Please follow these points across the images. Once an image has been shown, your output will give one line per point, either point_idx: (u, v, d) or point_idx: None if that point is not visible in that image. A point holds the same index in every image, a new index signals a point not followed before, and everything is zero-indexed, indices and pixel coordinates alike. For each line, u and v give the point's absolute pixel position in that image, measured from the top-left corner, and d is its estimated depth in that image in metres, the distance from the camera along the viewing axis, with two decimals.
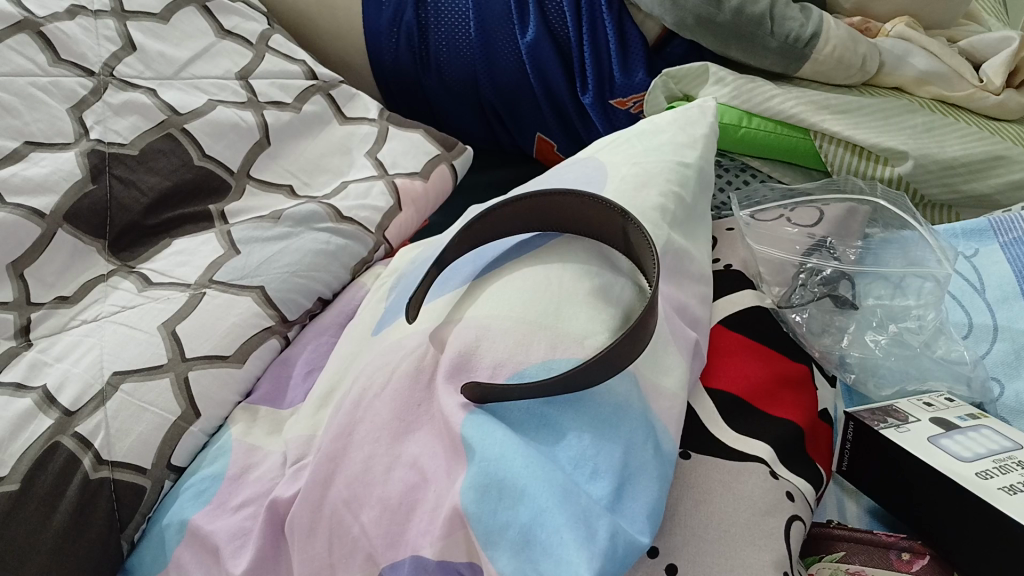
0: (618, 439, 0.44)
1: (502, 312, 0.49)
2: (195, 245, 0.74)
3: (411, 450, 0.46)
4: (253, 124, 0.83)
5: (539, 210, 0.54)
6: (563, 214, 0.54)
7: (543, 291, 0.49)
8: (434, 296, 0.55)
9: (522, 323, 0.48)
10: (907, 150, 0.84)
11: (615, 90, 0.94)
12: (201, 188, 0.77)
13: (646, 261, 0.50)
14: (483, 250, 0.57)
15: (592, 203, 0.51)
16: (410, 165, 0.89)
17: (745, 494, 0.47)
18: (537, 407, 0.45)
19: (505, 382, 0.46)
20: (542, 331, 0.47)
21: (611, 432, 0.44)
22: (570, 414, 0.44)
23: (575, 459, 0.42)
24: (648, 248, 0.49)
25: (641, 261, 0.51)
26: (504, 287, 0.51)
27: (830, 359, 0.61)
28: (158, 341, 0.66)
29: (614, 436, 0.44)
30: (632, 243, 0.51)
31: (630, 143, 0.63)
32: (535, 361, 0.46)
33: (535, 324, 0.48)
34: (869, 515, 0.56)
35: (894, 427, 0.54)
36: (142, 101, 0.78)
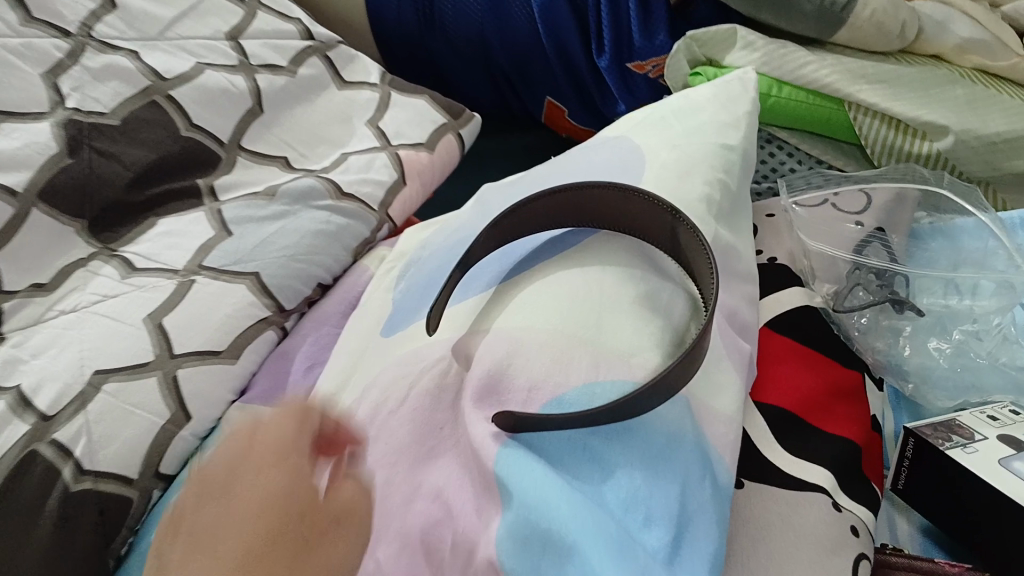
0: (674, 477, 0.39)
1: (537, 326, 0.43)
2: (183, 224, 0.67)
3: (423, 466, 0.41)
4: (245, 90, 0.76)
5: (579, 206, 0.49)
6: (606, 210, 0.48)
7: (583, 299, 0.44)
8: (458, 299, 0.49)
9: (561, 336, 0.42)
10: (949, 124, 0.79)
11: (633, 53, 0.88)
12: (190, 160, 0.71)
13: (700, 269, 0.45)
14: (508, 248, 0.51)
15: (641, 199, 0.47)
16: (415, 135, 0.82)
17: (806, 530, 0.42)
18: (579, 438, 0.40)
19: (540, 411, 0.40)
20: (586, 348, 0.42)
21: (666, 471, 0.39)
22: (618, 448, 0.40)
23: (627, 503, 0.38)
24: (703, 252, 0.45)
25: (695, 269, 0.46)
26: (538, 293, 0.45)
27: (883, 365, 0.57)
28: (144, 334, 0.59)
29: (669, 473, 0.39)
30: (684, 248, 0.46)
31: (665, 121, 0.58)
32: (576, 383, 0.41)
33: (574, 338, 0.42)
34: (922, 533, 0.53)
35: (960, 446, 0.49)
36: (124, 64, 0.71)
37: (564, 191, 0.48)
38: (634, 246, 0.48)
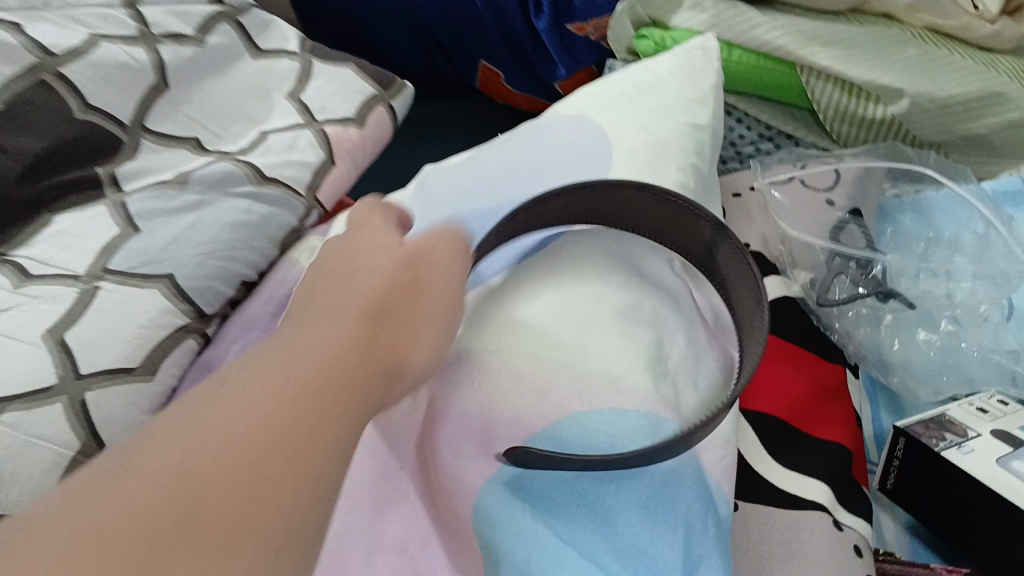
0: (675, 519, 0.36)
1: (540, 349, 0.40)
2: (83, 222, 0.59)
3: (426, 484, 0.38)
4: (147, 64, 0.67)
5: (596, 206, 0.46)
6: (624, 210, 0.46)
7: (569, 318, 0.41)
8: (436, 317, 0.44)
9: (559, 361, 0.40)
10: (904, 87, 0.76)
11: (573, 13, 0.82)
12: (87, 146, 0.62)
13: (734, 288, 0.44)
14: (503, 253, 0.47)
15: (677, 208, 0.44)
16: (342, 108, 0.75)
17: (810, 558, 0.39)
18: (576, 477, 0.37)
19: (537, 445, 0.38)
20: (576, 373, 0.39)
21: (666, 514, 0.36)
22: (616, 490, 0.37)
23: (629, 554, 0.35)
24: (744, 270, 0.43)
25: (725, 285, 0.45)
26: (534, 308, 0.42)
27: (865, 356, 0.58)
28: (44, 355, 0.52)
29: (670, 516, 0.36)
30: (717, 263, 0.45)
31: (627, 99, 0.53)
32: (566, 416, 0.38)
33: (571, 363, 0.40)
34: (909, 532, 0.50)
35: (955, 446, 0.46)
36: (4, 38, 0.61)
37: (587, 189, 0.45)
38: (626, 256, 0.45)
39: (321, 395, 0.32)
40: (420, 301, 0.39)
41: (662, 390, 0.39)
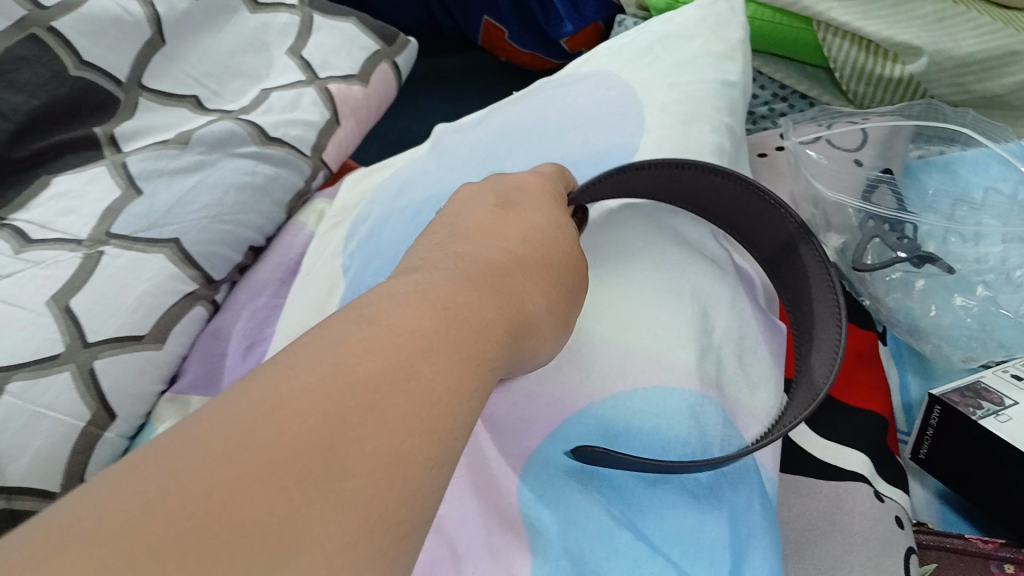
0: (719, 503, 0.36)
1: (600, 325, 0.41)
2: (81, 184, 0.57)
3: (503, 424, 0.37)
4: (141, 17, 0.64)
5: (677, 185, 0.45)
6: (705, 194, 0.45)
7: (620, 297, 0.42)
8: None
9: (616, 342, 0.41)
10: (922, 45, 0.73)
11: None
12: (81, 104, 0.59)
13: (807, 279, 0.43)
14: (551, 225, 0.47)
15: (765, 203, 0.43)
16: (345, 65, 0.73)
17: (854, 533, 0.39)
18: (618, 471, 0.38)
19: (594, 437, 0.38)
20: (633, 351, 0.40)
21: (712, 496, 0.36)
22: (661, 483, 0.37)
23: (674, 537, 0.35)
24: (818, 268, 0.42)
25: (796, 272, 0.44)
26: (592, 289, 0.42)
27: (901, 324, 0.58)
28: (49, 319, 0.50)
29: (713, 500, 0.36)
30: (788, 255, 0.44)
31: (654, 56, 0.52)
32: (612, 396, 0.39)
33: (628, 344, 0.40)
34: (941, 499, 0.50)
35: (992, 415, 0.45)
36: None
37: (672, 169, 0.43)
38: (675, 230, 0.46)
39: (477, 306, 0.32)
40: (560, 278, 0.38)
41: (707, 366, 0.40)
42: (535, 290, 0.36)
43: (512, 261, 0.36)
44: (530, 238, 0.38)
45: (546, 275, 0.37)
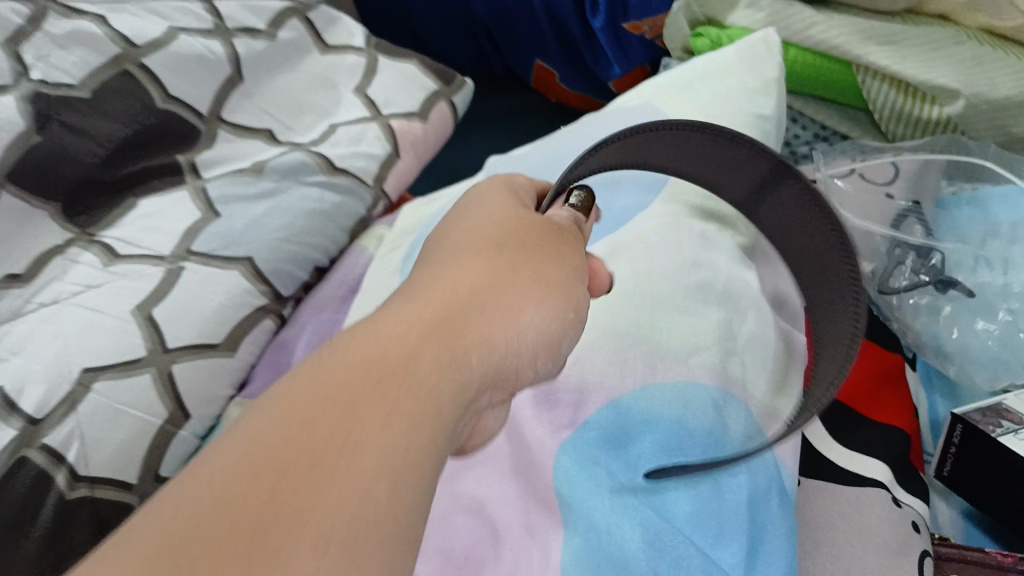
0: (739, 478, 0.37)
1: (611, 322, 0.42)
2: (165, 206, 0.63)
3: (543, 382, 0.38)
4: (223, 56, 0.70)
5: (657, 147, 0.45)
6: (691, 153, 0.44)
7: (642, 290, 0.42)
8: None
9: (628, 336, 0.41)
10: (959, 88, 0.76)
11: (628, 14, 0.83)
12: (167, 134, 0.65)
13: (809, 222, 0.43)
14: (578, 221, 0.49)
15: (735, 146, 0.42)
16: (406, 103, 0.78)
17: (871, 531, 0.41)
18: (648, 449, 0.38)
19: (629, 416, 0.39)
20: (646, 349, 0.40)
21: (727, 466, 0.37)
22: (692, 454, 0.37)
23: (695, 517, 0.36)
24: (814, 207, 0.42)
25: (790, 215, 0.44)
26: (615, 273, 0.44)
27: (927, 346, 0.60)
28: (133, 327, 0.55)
29: (733, 475, 0.37)
30: (776, 198, 0.44)
31: (691, 92, 0.56)
32: (649, 385, 0.39)
33: (639, 337, 0.41)
34: (965, 517, 0.51)
35: (1011, 433, 0.47)
36: (90, 29, 0.64)
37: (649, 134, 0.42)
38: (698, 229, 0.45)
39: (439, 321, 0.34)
40: (525, 236, 0.40)
41: (729, 365, 0.40)
42: (499, 256, 0.38)
43: (454, 254, 0.39)
44: (475, 229, 0.41)
45: (506, 241, 0.39)
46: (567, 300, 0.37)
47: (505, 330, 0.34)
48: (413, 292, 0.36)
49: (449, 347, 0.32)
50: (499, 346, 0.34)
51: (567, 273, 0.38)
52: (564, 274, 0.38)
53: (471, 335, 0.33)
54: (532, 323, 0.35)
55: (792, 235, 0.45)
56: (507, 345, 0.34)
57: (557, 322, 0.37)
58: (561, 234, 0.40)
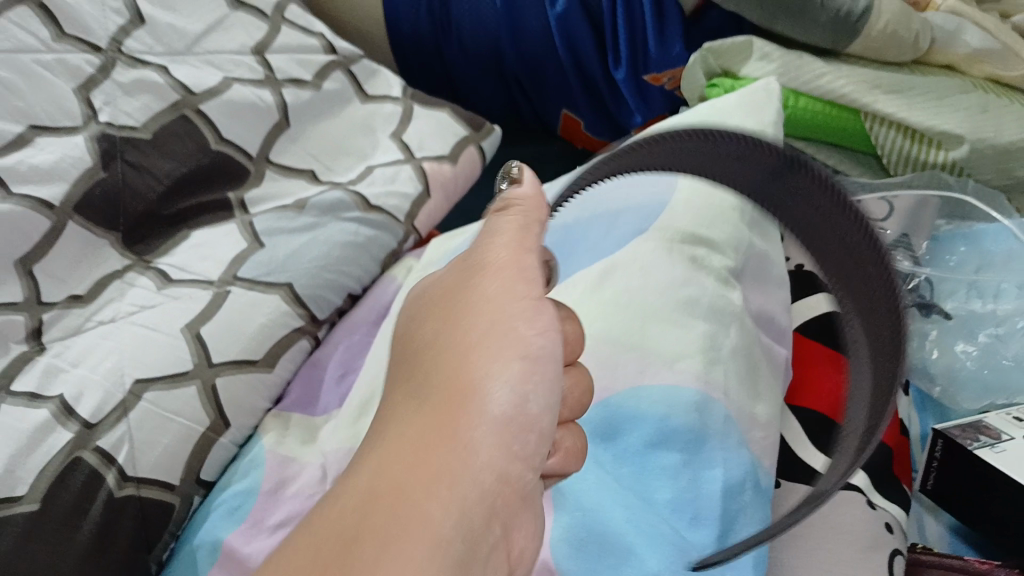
0: (712, 466, 0.41)
1: (602, 331, 0.47)
2: (215, 237, 0.69)
3: (555, 385, 0.40)
4: (272, 103, 0.77)
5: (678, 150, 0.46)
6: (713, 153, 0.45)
7: (633, 303, 0.47)
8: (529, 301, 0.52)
9: (614, 344, 0.46)
10: (964, 133, 0.79)
11: (649, 66, 0.89)
12: (218, 173, 0.72)
13: (833, 222, 0.42)
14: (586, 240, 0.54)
15: (747, 146, 0.43)
16: (438, 146, 0.84)
17: (844, 529, 0.44)
18: (635, 443, 0.42)
19: (620, 411, 0.43)
20: (634, 356, 0.45)
21: (704, 458, 0.41)
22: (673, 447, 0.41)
23: (673, 502, 0.40)
24: (840, 205, 0.41)
25: (811, 214, 0.44)
26: (611, 289, 0.49)
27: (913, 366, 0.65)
28: (181, 342, 0.60)
29: (708, 464, 0.41)
30: (792, 196, 0.44)
31: (693, 132, 0.61)
32: (631, 387, 0.44)
33: (624, 346, 0.45)
34: (952, 532, 0.54)
35: (988, 446, 0.50)
36: (154, 78, 0.71)
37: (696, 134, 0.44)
38: (690, 253, 0.50)
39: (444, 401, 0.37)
40: (465, 285, 0.42)
41: (712, 373, 0.44)
42: (445, 330, 0.41)
43: (406, 354, 0.42)
44: (413, 325, 0.43)
45: (450, 306, 0.42)
46: (523, 318, 0.40)
47: (481, 378, 0.38)
48: (393, 402, 0.39)
49: (450, 422, 0.37)
50: (479, 390, 0.37)
51: (514, 292, 0.40)
52: (520, 294, 0.40)
53: (461, 401, 0.37)
54: (509, 359, 0.38)
55: (823, 244, 0.45)
56: (490, 386, 0.38)
57: (515, 337, 0.39)
58: (501, 259, 0.42)
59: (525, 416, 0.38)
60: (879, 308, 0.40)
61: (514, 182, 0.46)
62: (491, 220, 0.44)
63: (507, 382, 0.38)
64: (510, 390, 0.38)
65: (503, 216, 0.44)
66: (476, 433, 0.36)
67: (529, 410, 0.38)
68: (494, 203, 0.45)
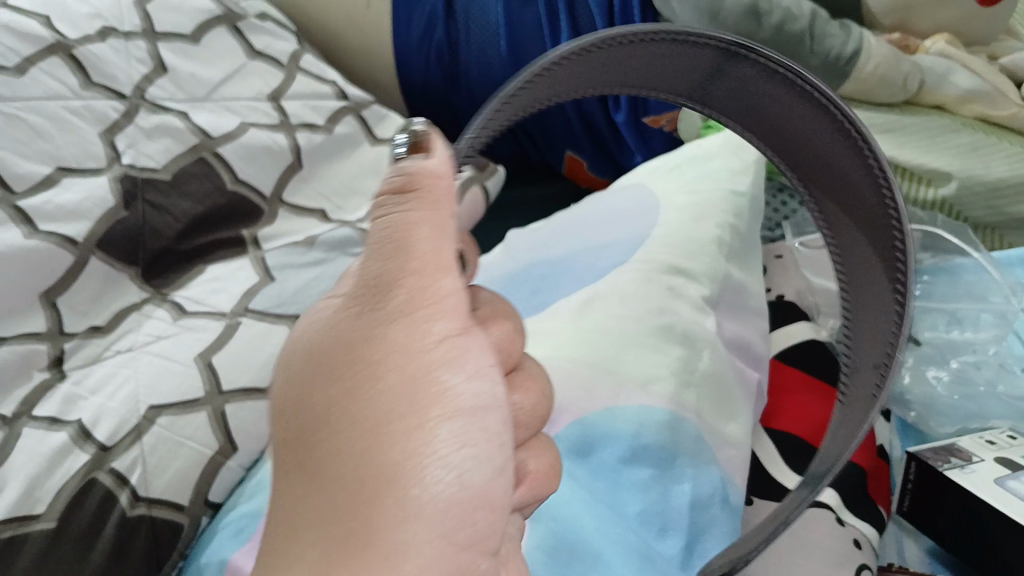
0: (680, 481, 0.47)
1: (579, 354, 0.51)
2: (229, 271, 0.72)
3: (507, 452, 0.37)
4: (286, 146, 0.81)
5: (603, 67, 0.47)
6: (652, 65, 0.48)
7: (612, 330, 0.52)
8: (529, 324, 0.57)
9: (588, 365, 0.50)
10: (952, 171, 0.80)
11: (648, 109, 0.92)
12: (234, 211, 0.76)
13: (778, 105, 0.49)
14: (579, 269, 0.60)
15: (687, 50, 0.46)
16: None
17: (814, 545, 0.50)
18: (611, 460, 0.47)
19: (597, 430, 0.48)
20: (610, 378, 0.49)
21: (673, 474, 0.47)
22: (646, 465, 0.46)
23: (645, 515, 0.45)
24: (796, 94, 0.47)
25: (740, 96, 0.50)
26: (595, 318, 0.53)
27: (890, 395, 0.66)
28: (195, 373, 0.63)
29: (676, 479, 0.47)
30: (724, 83, 0.49)
31: (679, 170, 0.66)
32: (608, 407, 0.48)
33: (602, 369, 0.50)
34: (930, 555, 0.56)
35: (958, 467, 0.54)
36: (174, 123, 0.76)
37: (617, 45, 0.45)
38: (669, 284, 0.56)
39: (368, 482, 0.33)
40: (364, 334, 0.34)
41: (684, 395, 0.50)
42: (345, 401, 0.34)
43: (298, 435, 0.34)
44: (297, 395, 0.35)
45: (345, 370, 0.34)
46: (445, 366, 0.34)
47: (407, 456, 0.33)
48: (297, 495, 0.34)
49: (378, 513, 0.32)
50: (411, 468, 0.33)
51: (427, 339, 0.34)
52: (435, 343, 0.34)
53: (385, 488, 0.33)
54: (431, 421, 0.34)
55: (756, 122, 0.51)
56: (423, 464, 0.33)
57: (437, 392, 0.34)
58: (409, 292, 0.34)
59: (467, 489, 0.35)
60: (854, 197, 0.49)
61: (420, 149, 0.36)
62: (380, 221, 0.35)
63: (442, 452, 0.34)
64: (446, 459, 0.34)
65: (404, 207, 0.34)
66: (414, 522, 0.33)
67: (469, 481, 0.35)
68: (391, 182, 0.35)
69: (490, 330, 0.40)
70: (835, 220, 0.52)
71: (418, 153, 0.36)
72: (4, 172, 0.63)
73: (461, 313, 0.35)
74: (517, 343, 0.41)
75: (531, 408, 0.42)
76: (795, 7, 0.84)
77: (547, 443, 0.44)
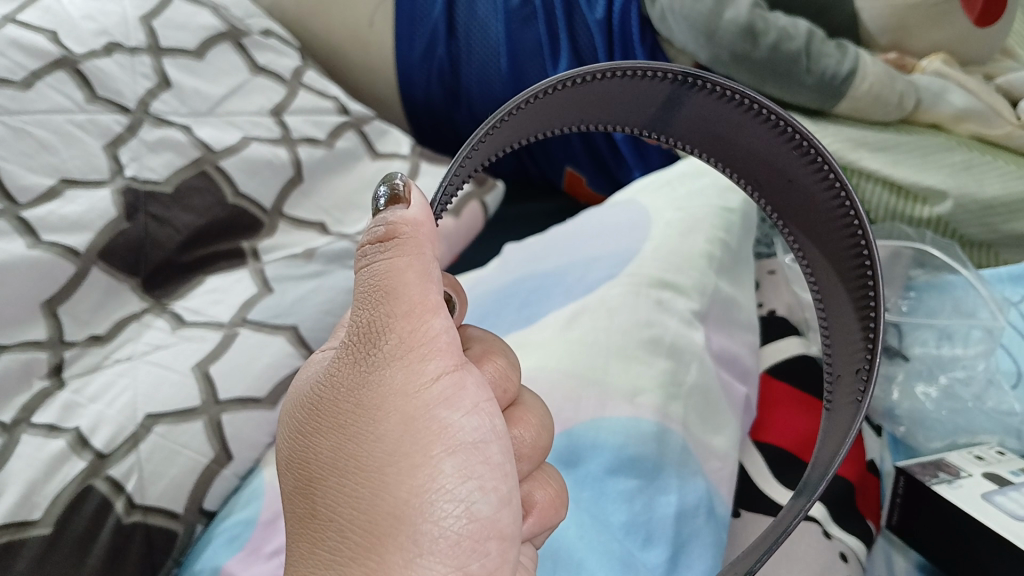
0: (664, 490, 0.48)
1: (565, 364, 0.54)
2: (228, 283, 0.72)
3: (511, 482, 0.36)
4: (286, 160, 0.82)
5: (567, 104, 0.48)
6: (611, 96, 0.48)
7: (598, 342, 0.54)
8: (521, 328, 0.59)
9: (573, 376, 0.53)
10: (946, 189, 0.80)
11: None
12: (235, 224, 0.77)
13: (739, 130, 0.49)
14: (572, 279, 0.62)
15: (640, 79, 0.47)
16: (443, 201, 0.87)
17: (800, 557, 0.51)
18: (600, 472, 0.49)
19: (586, 440, 0.50)
20: (597, 390, 0.52)
21: (658, 485, 0.49)
22: (632, 477, 0.49)
23: (628, 525, 0.47)
24: (757, 118, 0.47)
25: (700, 121, 0.50)
26: (581, 328, 0.56)
27: (878, 411, 0.68)
28: (192, 382, 0.63)
29: (660, 489, 0.48)
30: (682, 110, 0.49)
31: (670, 186, 0.69)
32: (594, 419, 0.51)
33: (586, 380, 0.53)
34: (918, 570, 0.57)
35: (946, 482, 0.55)
36: (177, 137, 0.77)
37: (568, 85, 0.45)
38: (657, 297, 0.58)
39: (378, 518, 0.33)
40: (364, 380, 0.35)
41: (669, 406, 0.52)
42: (349, 447, 0.35)
43: (310, 485, 0.36)
44: (305, 447, 0.37)
45: (346, 417, 0.35)
46: (444, 402, 0.35)
47: (414, 494, 0.33)
48: (313, 542, 0.34)
49: (390, 552, 0.32)
50: (417, 505, 0.33)
51: (421, 378, 0.35)
52: (429, 381, 0.35)
53: (396, 527, 0.33)
54: (434, 456, 0.34)
55: (724, 149, 0.51)
56: (431, 500, 0.33)
57: (438, 429, 0.34)
58: (399, 336, 0.35)
59: (477, 521, 0.34)
60: (826, 221, 0.49)
61: (399, 201, 0.39)
62: (365, 270, 0.37)
63: (450, 486, 0.34)
64: (453, 492, 0.34)
65: (387, 255, 0.36)
66: (427, 558, 0.33)
67: (478, 513, 0.34)
68: (373, 233, 0.38)
69: (483, 367, 0.43)
70: (810, 245, 0.52)
71: (397, 204, 0.39)
72: (9, 183, 0.64)
73: (456, 351, 0.36)
74: (511, 378, 0.44)
75: (531, 441, 0.43)
76: (790, 27, 0.84)
77: (551, 475, 0.45)
